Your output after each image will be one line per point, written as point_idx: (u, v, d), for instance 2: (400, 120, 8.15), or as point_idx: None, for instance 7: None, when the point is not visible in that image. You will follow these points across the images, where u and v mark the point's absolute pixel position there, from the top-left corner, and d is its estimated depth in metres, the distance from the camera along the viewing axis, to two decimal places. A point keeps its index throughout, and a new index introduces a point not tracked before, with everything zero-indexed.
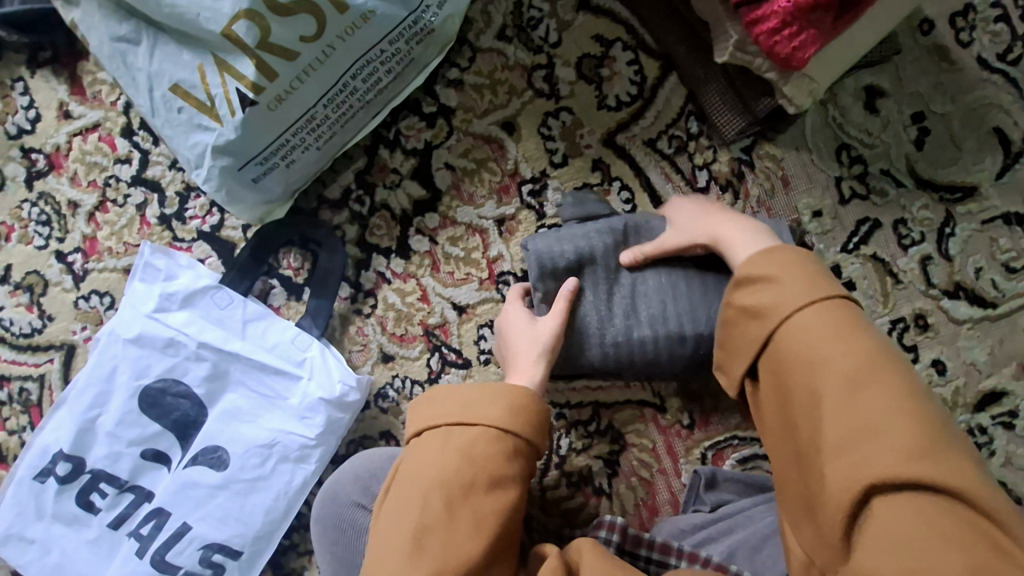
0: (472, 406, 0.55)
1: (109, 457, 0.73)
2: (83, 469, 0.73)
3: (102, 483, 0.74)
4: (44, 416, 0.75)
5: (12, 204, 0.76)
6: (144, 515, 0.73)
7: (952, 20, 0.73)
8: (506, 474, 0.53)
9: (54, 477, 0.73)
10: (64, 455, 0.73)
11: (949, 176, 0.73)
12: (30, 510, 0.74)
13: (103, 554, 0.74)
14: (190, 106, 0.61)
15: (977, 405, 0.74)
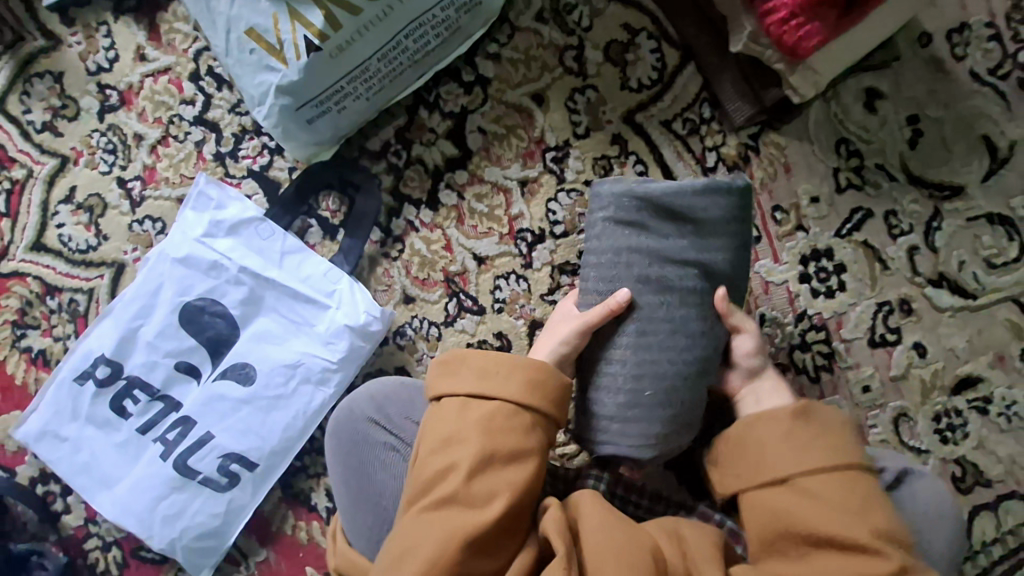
0: (490, 376, 0.61)
1: (146, 366, 0.79)
2: (121, 376, 0.80)
3: (136, 390, 0.80)
4: (89, 325, 0.82)
5: (83, 132, 0.84)
6: (171, 422, 0.79)
7: (949, 35, 0.80)
8: (523, 445, 0.59)
9: (93, 380, 0.79)
10: (105, 360, 0.79)
11: (938, 175, 0.80)
12: (66, 410, 0.80)
13: (130, 456, 0.79)
14: (261, 49, 0.68)
15: (954, 388, 0.80)
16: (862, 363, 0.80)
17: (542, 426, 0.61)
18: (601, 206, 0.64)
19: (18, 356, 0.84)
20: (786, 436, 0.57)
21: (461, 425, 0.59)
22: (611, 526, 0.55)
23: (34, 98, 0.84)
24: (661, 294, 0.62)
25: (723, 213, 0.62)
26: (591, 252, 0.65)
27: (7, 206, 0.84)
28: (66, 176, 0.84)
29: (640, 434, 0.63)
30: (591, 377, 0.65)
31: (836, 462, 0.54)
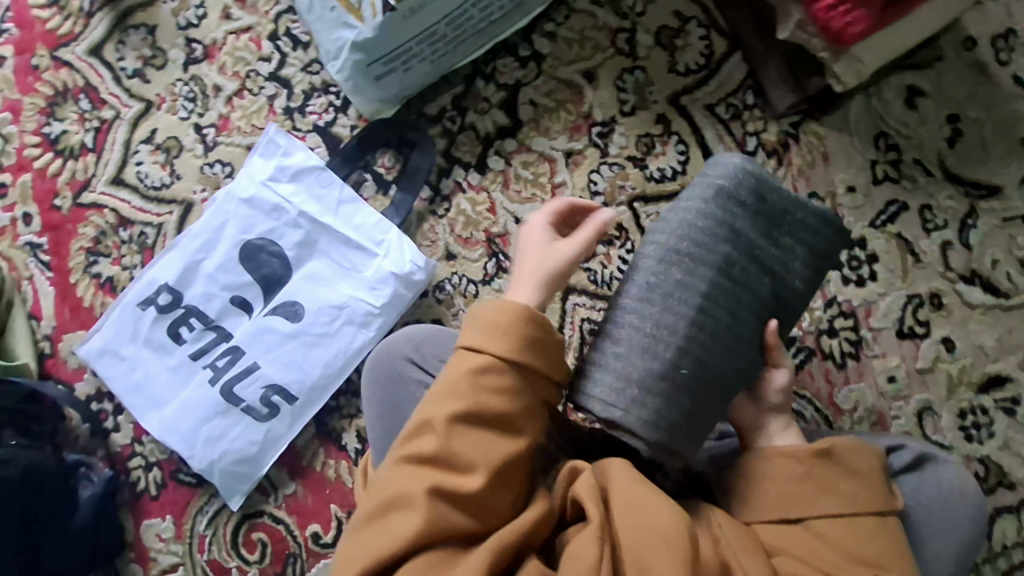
0: (489, 327, 0.54)
1: (204, 296, 0.85)
2: (179, 304, 0.85)
3: (193, 318, 0.85)
4: (156, 256, 0.88)
5: (168, 81, 0.91)
6: (221, 351, 0.85)
7: (994, 41, 0.83)
8: (514, 412, 0.53)
9: (155, 306, 0.85)
10: (168, 287, 0.85)
11: (975, 174, 0.82)
12: (126, 331, 0.85)
13: (180, 380, 0.84)
14: (341, 7, 0.76)
15: (981, 387, 0.80)
16: (889, 353, 0.81)
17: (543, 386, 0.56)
18: (721, 173, 0.63)
19: (88, 281, 0.90)
20: (806, 476, 0.61)
21: (454, 379, 0.53)
22: (643, 502, 0.53)
23: (129, 48, 0.92)
24: (733, 282, 0.62)
25: (815, 240, 0.65)
26: (695, 208, 0.62)
27: (94, 142, 0.91)
28: (149, 119, 0.91)
29: (655, 411, 0.60)
30: (623, 335, 0.62)
31: (851, 508, 0.59)
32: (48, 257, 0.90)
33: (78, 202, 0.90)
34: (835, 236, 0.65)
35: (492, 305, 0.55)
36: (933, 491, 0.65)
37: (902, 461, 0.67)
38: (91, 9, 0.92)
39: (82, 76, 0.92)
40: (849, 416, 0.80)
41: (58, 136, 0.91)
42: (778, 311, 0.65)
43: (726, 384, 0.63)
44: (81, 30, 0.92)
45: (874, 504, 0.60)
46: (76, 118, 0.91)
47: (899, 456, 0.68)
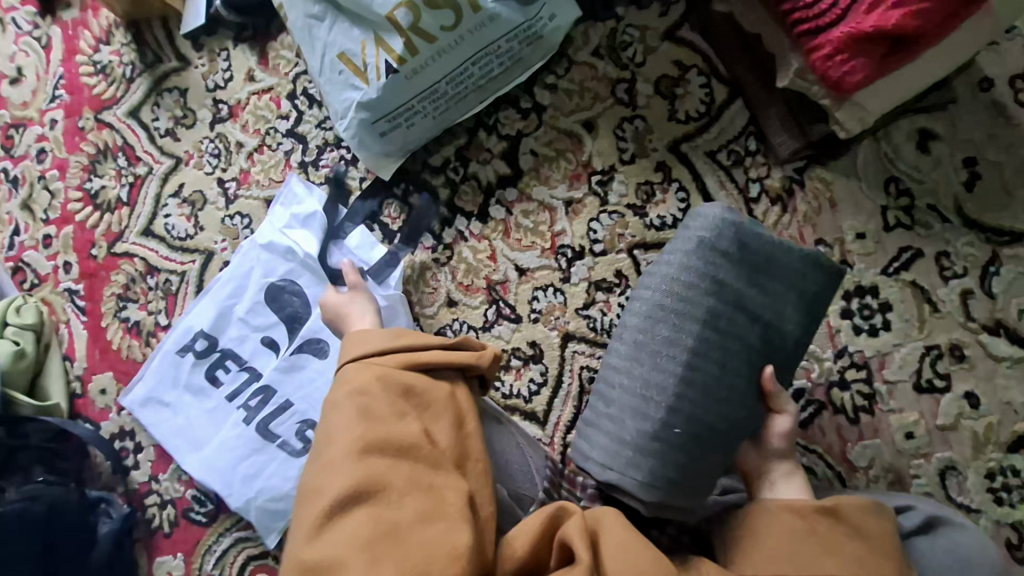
0: (365, 342, 0.68)
1: (237, 338, 0.90)
2: (211, 354, 0.90)
3: (228, 361, 0.90)
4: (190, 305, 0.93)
5: (196, 139, 0.98)
6: (255, 390, 0.88)
7: (1012, 81, 0.79)
8: (408, 381, 0.64)
9: (192, 352, 0.90)
10: (204, 334, 0.90)
11: (997, 219, 0.77)
12: (167, 378, 0.90)
13: (217, 420, 0.89)
14: (348, 70, 0.80)
15: (1012, 446, 0.74)
16: (906, 408, 0.77)
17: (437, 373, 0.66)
18: (701, 225, 0.64)
19: (118, 325, 0.96)
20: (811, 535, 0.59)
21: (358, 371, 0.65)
22: (633, 552, 0.55)
23: (163, 109, 0.99)
24: (720, 333, 0.62)
25: (802, 279, 0.64)
26: (677, 264, 0.64)
27: (128, 196, 0.98)
28: (177, 174, 0.97)
29: (649, 471, 0.62)
30: (616, 396, 0.65)
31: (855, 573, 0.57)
32: (84, 302, 0.97)
33: (112, 251, 0.97)
34: (820, 271, 0.64)
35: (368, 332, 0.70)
36: (947, 558, 0.61)
37: (914, 521, 0.64)
38: (131, 75, 1.01)
39: (121, 136, 1.00)
40: (863, 474, 0.77)
41: (97, 191, 0.99)
42: (774, 356, 0.65)
43: (720, 435, 0.63)
44: (121, 94, 1.01)
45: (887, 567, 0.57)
46: (114, 174, 0.99)
47: (908, 518, 0.65)
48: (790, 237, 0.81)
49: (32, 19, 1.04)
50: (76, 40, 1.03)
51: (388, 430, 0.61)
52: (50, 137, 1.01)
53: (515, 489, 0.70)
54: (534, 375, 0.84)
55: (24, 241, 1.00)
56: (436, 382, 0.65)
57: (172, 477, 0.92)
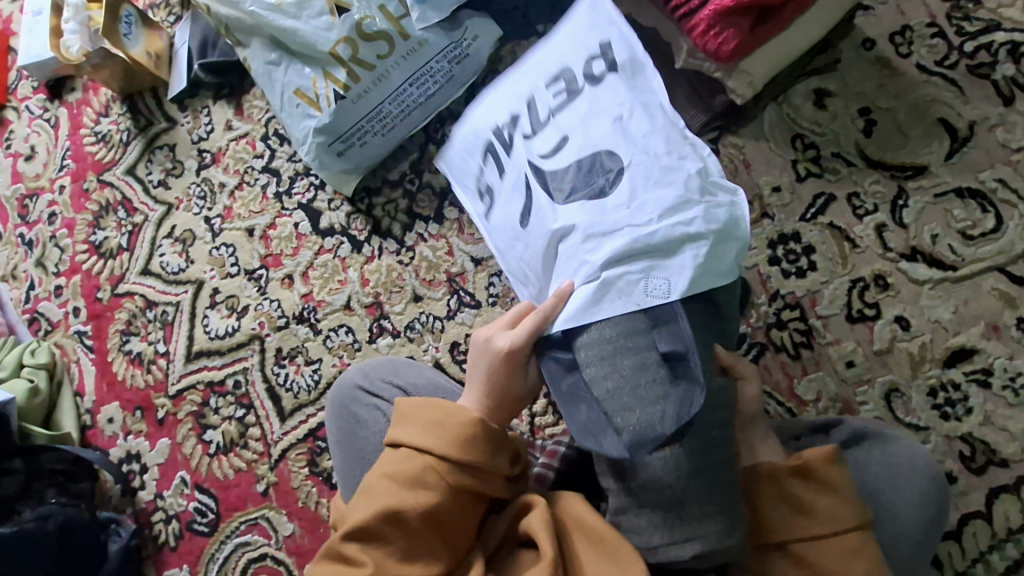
0: (422, 428, 0.59)
1: (569, 96, 0.65)
2: (578, 102, 0.64)
3: (567, 80, 0.66)
4: (583, 35, 0.67)
5: (184, 185, 1.10)
6: (540, 105, 0.67)
7: (892, 37, 0.87)
8: (452, 487, 0.57)
9: (564, 81, 0.66)
10: (597, 58, 0.65)
11: (898, 157, 0.84)
12: (562, 64, 0.67)
13: (503, 88, 0.72)
14: (304, 103, 0.93)
15: (947, 361, 0.79)
16: (842, 338, 0.81)
17: (460, 469, 0.58)
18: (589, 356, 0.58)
19: (122, 357, 1.05)
20: (786, 499, 0.59)
21: (394, 469, 0.58)
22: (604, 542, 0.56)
23: (155, 164, 1.12)
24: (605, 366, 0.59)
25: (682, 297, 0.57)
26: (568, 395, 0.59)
27: (128, 243, 1.10)
28: (170, 218, 1.09)
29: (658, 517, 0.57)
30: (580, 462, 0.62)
31: (832, 530, 0.57)
32: (92, 341, 1.07)
33: (115, 292, 1.08)
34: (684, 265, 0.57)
35: (409, 401, 0.63)
36: (879, 467, 0.66)
37: (840, 436, 0.69)
38: (128, 139, 1.15)
39: (120, 192, 1.12)
40: (813, 407, 0.81)
41: (101, 242, 1.11)
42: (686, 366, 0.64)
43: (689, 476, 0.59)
44: (119, 156, 1.14)
45: (856, 518, 0.57)
46: (115, 225, 1.11)
47: (837, 433, 0.70)
48: None
49: (43, 104, 1.20)
50: (80, 116, 1.18)
51: (413, 544, 0.57)
52: (60, 202, 1.14)
53: None
54: None
55: (39, 293, 1.11)
56: (490, 483, 0.59)
57: (175, 492, 0.98)
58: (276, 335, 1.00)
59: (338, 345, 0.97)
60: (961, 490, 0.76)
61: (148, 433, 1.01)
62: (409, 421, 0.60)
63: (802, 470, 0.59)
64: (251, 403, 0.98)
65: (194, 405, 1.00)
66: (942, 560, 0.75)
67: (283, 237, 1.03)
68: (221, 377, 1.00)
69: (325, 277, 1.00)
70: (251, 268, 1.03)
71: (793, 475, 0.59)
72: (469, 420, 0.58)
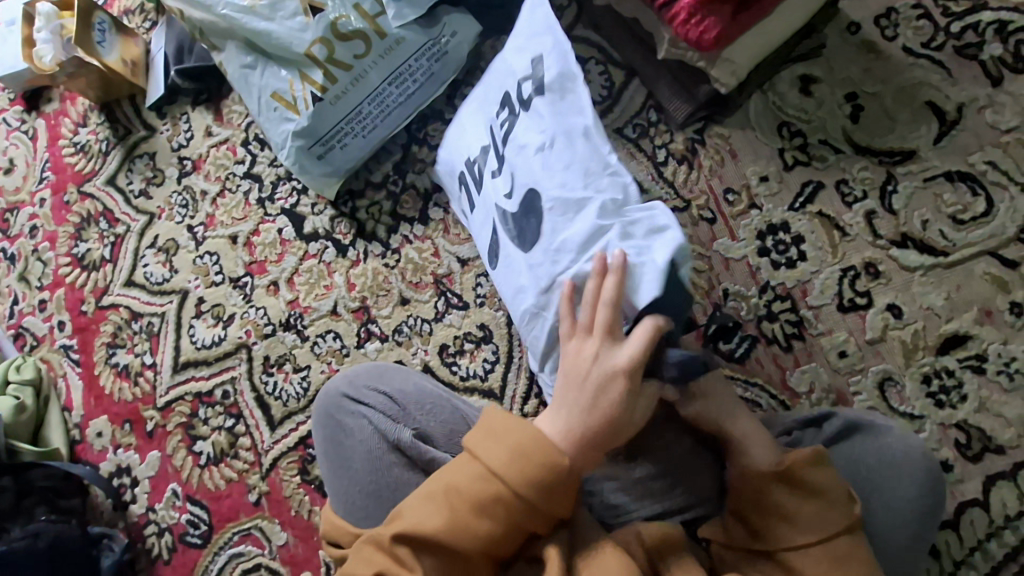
0: (509, 454, 0.55)
1: (506, 129, 0.71)
2: (515, 130, 0.69)
3: (508, 109, 0.71)
4: (516, 49, 0.71)
5: (166, 195, 1.08)
6: (490, 142, 0.74)
7: (877, 20, 0.86)
8: (518, 518, 0.55)
9: (508, 108, 0.71)
10: (526, 77, 0.68)
11: (886, 142, 0.83)
12: (501, 92, 0.73)
13: (475, 118, 0.77)
14: (281, 106, 0.91)
15: (941, 348, 0.78)
16: (834, 328, 0.80)
17: (530, 509, 0.55)
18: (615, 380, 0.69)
19: (109, 370, 1.04)
20: (768, 503, 0.58)
21: (468, 485, 0.56)
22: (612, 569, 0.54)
23: (136, 174, 1.10)
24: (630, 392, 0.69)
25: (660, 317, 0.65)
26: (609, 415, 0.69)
27: (111, 254, 1.08)
28: (152, 228, 1.07)
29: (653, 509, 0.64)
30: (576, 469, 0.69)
31: (820, 535, 0.56)
32: (78, 355, 1.05)
33: (100, 304, 1.06)
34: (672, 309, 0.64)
35: (504, 415, 0.58)
36: (873, 459, 0.65)
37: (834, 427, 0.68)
38: (108, 149, 1.13)
39: (101, 203, 1.11)
40: (806, 399, 0.80)
41: (84, 254, 1.09)
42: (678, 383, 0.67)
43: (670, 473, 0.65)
44: (99, 166, 1.13)
45: (842, 525, 0.56)
46: (97, 237, 1.09)
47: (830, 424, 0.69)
48: (700, 191, 0.87)
49: (20, 115, 1.19)
50: (58, 127, 1.16)
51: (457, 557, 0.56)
52: (41, 214, 1.13)
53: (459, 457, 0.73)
54: (487, 354, 0.90)
55: (23, 308, 1.10)
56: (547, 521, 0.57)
57: (167, 505, 0.97)
58: (263, 343, 0.98)
59: (326, 351, 0.96)
60: (957, 479, 0.75)
61: (137, 446, 1.00)
62: (498, 438, 0.56)
63: (786, 477, 0.58)
64: (240, 413, 0.97)
65: (183, 416, 0.99)
66: (940, 549, 0.74)
67: (266, 244, 1.01)
68: (209, 387, 0.99)
69: (311, 282, 0.98)
70: (235, 276, 1.02)
71: (780, 479, 0.58)
72: (555, 466, 0.55)
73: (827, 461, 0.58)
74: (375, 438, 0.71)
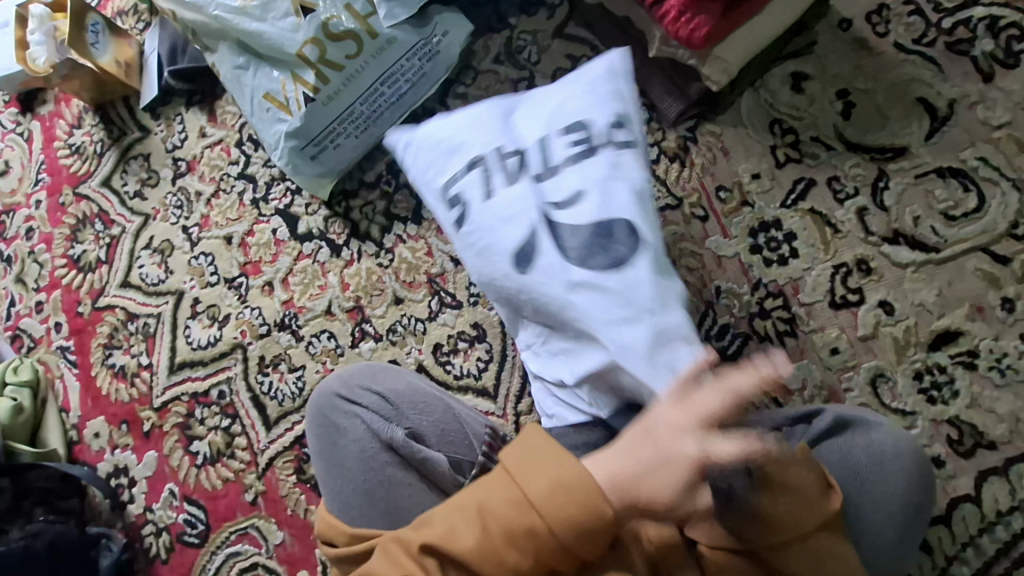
0: (552, 491, 0.50)
1: (574, 153, 0.66)
2: (586, 161, 0.65)
3: (577, 135, 0.66)
4: (583, 83, 0.69)
5: (161, 196, 1.08)
6: (535, 157, 0.67)
7: (869, 17, 0.86)
8: (552, 553, 0.51)
9: (580, 134, 0.66)
10: (610, 119, 0.67)
11: (877, 139, 0.83)
12: (566, 117, 0.68)
13: (501, 121, 0.70)
14: (274, 107, 0.91)
15: (932, 344, 0.78)
16: (826, 325, 0.80)
17: (564, 547, 0.50)
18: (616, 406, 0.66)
19: (106, 371, 1.04)
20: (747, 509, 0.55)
21: (503, 515, 0.51)
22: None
23: (131, 175, 1.11)
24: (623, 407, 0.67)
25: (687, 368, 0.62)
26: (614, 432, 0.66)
27: (107, 256, 1.08)
28: (148, 229, 1.08)
29: None
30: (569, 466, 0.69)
31: (799, 535, 0.56)
32: (75, 356, 1.06)
33: (96, 306, 1.07)
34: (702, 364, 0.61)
35: (555, 450, 0.51)
36: (864, 455, 0.65)
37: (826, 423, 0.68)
38: (103, 150, 1.13)
39: (97, 205, 1.11)
40: (798, 396, 0.80)
41: (80, 256, 1.09)
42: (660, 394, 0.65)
43: None
44: (94, 168, 1.13)
45: (819, 521, 0.56)
46: (93, 239, 1.10)
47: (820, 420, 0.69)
48: (693, 189, 0.87)
49: (15, 118, 1.19)
50: (53, 129, 1.16)
51: None
52: (37, 216, 1.13)
53: (453, 455, 0.73)
54: (481, 353, 0.91)
55: (20, 310, 1.10)
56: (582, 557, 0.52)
57: (164, 505, 0.97)
58: (259, 343, 0.99)
59: (321, 351, 0.96)
60: (949, 474, 0.75)
61: (135, 446, 1.01)
62: (546, 471, 0.50)
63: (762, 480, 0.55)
64: (236, 413, 0.97)
65: (179, 417, 1.00)
66: (932, 544, 0.74)
67: (261, 244, 1.02)
68: (205, 388, 0.99)
69: (306, 282, 0.99)
70: (230, 277, 1.02)
71: (756, 484, 0.55)
72: (599, 515, 0.49)
73: (804, 461, 0.57)
74: (368, 438, 0.72)
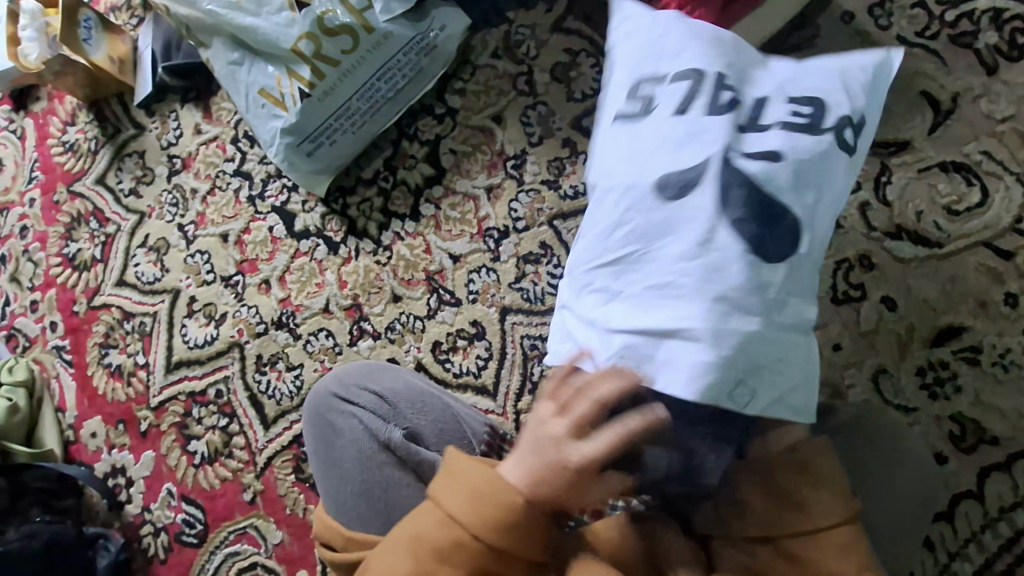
0: (472, 500, 0.49)
1: (796, 127, 0.51)
2: (806, 143, 0.51)
3: (803, 111, 0.52)
4: (851, 76, 0.54)
5: (156, 193, 1.07)
6: (777, 114, 0.52)
7: (871, 10, 0.85)
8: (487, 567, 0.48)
9: (804, 111, 0.52)
10: (841, 119, 0.52)
11: (880, 133, 0.82)
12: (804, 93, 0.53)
13: (726, 52, 0.55)
14: (269, 103, 0.90)
15: (935, 340, 0.77)
16: (828, 322, 0.80)
17: (497, 555, 0.48)
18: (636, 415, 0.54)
19: (102, 371, 1.03)
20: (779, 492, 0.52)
21: (429, 533, 0.49)
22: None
23: (125, 172, 1.10)
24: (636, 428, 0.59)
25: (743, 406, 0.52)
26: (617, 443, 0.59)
27: (102, 254, 1.07)
28: (143, 227, 1.07)
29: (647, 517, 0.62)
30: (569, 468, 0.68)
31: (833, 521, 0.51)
32: (70, 356, 1.05)
33: (91, 305, 1.06)
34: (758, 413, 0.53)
35: (464, 457, 0.51)
36: (869, 452, 0.64)
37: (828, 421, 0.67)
38: (97, 147, 1.12)
39: (91, 202, 1.10)
40: None
41: (75, 254, 1.08)
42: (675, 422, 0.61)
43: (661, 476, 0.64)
44: (88, 165, 1.12)
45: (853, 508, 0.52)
46: (88, 237, 1.09)
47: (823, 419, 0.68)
48: None
49: (8, 115, 1.17)
50: (47, 126, 1.15)
51: None
52: (31, 215, 1.12)
53: None
54: (480, 351, 0.90)
55: (15, 309, 1.09)
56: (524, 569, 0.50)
57: (162, 505, 0.97)
58: (256, 341, 0.98)
59: (319, 349, 0.96)
60: (952, 471, 0.75)
61: (131, 446, 1.00)
62: (463, 482, 0.49)
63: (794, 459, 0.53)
64: (234, 412, 0.97)
65: (176, 416, 0.99)
66: (934, 541, 0.74)
67: (257, 242, 1.01)
68: (202, 387, 0.99)
69: (303, 280, 0.98)
70: (227, 275, 1.01)
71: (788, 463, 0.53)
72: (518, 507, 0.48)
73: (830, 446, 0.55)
74: (366, 438, 0.71)
